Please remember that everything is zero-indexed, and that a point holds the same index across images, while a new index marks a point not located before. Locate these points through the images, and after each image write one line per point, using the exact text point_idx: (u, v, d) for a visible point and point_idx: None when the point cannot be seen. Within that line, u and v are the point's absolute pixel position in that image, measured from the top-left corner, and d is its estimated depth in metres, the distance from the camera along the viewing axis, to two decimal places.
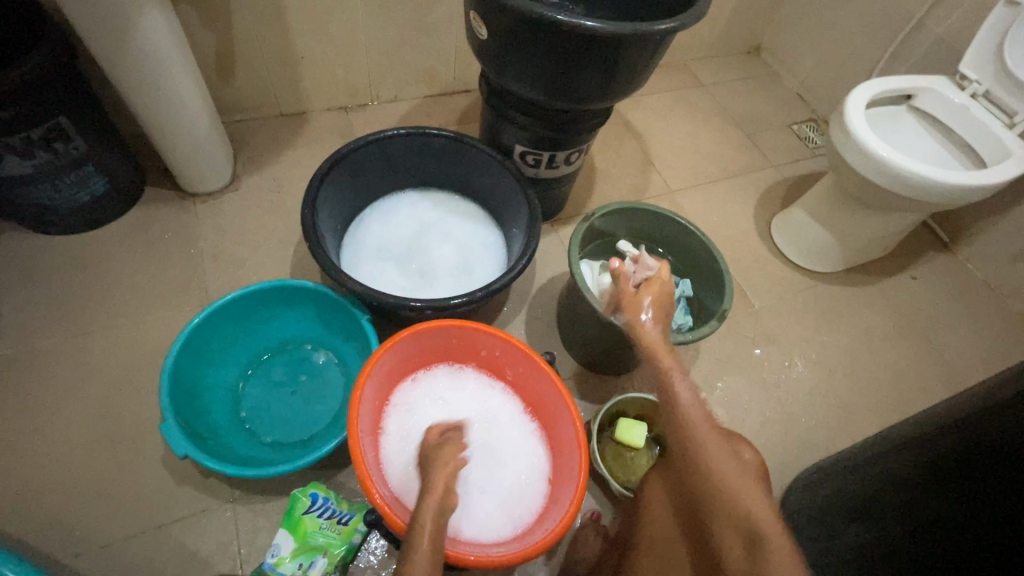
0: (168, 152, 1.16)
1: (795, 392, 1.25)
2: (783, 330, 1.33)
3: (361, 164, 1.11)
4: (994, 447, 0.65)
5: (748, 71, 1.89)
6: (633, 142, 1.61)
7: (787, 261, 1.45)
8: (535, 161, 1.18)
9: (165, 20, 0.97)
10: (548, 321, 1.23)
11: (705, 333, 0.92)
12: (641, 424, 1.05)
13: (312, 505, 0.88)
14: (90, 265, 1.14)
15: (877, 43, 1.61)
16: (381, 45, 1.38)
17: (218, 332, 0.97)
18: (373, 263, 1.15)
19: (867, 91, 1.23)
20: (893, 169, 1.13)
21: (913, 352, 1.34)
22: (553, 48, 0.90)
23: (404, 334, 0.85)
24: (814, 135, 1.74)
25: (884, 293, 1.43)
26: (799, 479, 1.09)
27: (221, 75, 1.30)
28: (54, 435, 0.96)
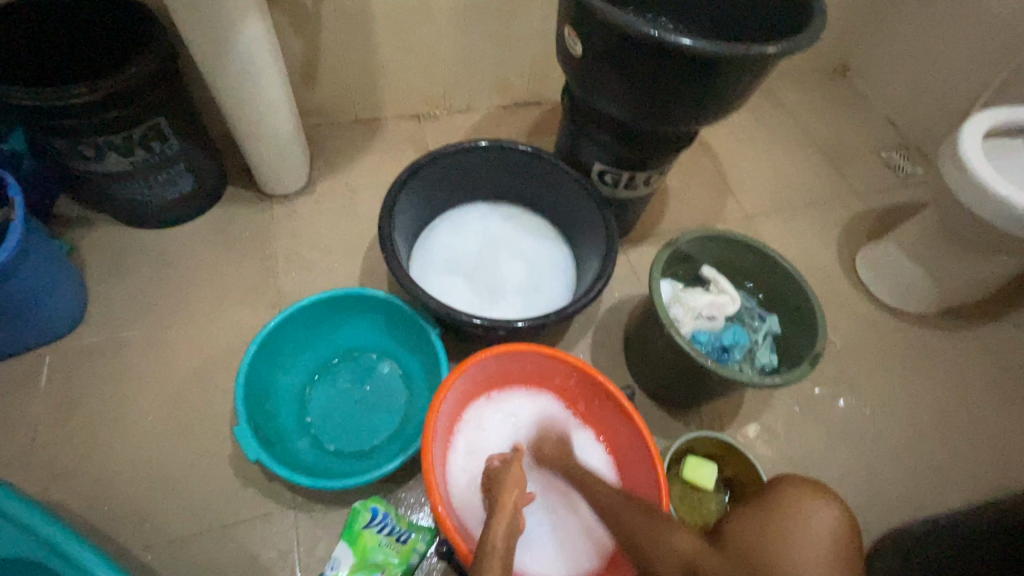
0: (253, 155, 1.19)
1: (879, 443, 1.16)
2: (868, 374, 1.24)
3: (437, 175, 1.10)
4: None
5: (833, 92, 1.79)
6: (708, 163, 1.54)
7: (874, 298, 1.35)
8: (614, 180, 1.14)
9: (263, 29, 1.00)
10: (614, 347, 1.19)
11: (797, 377, 0.86)
12: (710, 465, 1.00)
13: (372, 519, 0.87)
14: (174, 260, 1.18)
15: (986, 67, 1.48)
16: (459, 56, 1.37)
17: (290, 337, 0.98)
18: (442, 276, 1.14)
19: (982, 121, 1.13)
20: (1012, 209, 1.02)
21: (1016, 410, 1.22)
22: (648, 67, 0.87)
23: (481, 356, 0.82)
24: (906, 163, 1.62)
25: (983, 341, 1.31)
26: (885, 542, 1.00)
27: (305, 80, 1.33)
28: (132, 425, 0.99)
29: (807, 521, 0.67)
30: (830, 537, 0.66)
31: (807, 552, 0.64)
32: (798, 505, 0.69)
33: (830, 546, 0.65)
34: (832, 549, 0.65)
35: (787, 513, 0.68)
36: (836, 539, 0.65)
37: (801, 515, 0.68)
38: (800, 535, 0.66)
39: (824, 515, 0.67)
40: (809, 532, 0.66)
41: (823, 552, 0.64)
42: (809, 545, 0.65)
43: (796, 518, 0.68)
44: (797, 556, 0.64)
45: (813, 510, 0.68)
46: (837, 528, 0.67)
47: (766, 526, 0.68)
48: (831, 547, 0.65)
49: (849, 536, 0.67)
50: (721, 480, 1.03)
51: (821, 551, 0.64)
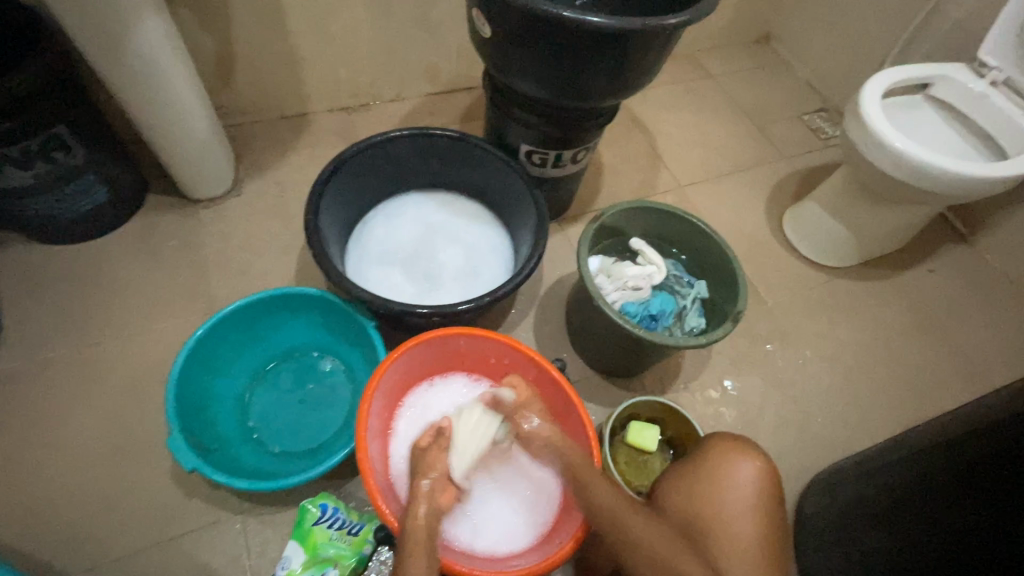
0: (170, 159, 1.15)
1: (810, 390, 1.23)
2: (797, 327, 1.30)
3: (364, 167, 1.09)
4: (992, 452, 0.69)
5: (757, 60, 1.85)
6: (640, 136, 1.57)
7: (800, 256, 1.42)
8: (542, 160, 1.16)
9: (162, 26, 0.96)
10: (557, 323, 1.22)
11: (720, 336, 0.90)
12: (652, 427, 1.03)
13: (321, 515, 0.86)
14: (95, 275, 1.13)
15: (891, 28, 1.56)
16: (382, 44, 1.35)
17: (224, 342, 0.96)
18: (379, 268, 1.14)
19: (883, 80, 1.20)
20: (912, 162, 1.09)
21: (932, 348, 1.31)
22: (558, 45, 0.88)
23: (410, 345, 0.83)
24: (826, 125, 1.70)
25: (900, 287, 1.39)
26: (816, 481, 1.07)
27: (221, 78, 1.28)
28: (63, 448, 0.96)
29: (730, 475, 0.76)
30: (751, 489, 0.75)
31: (730, 503, 0.74)
32: (726, 462, 0.77)
33: (751, 497, 0.74)
34: (752, 499, 0.74)
35: (717, 470, 0.77)
36: (757, 489, 0.75)
37: (727, 469, 0.76)
38: (726, 489, 0.75)
39: (745, 470, 0.76)
40: (734, 486, 0.75)
41: (745, 502, 0.74)
42: (732, 498, 0.74)
43: (726, 475, 0.76)
44: (722, 509, 0.74)
45: (737, 465, 0.76)
46: (759, 480, 0.75)
47: (698, 484, 0.76)
48: (751, 497, 0.74)
49: (767, 484, 0.76)
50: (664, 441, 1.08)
51: (744, 502, 0.74)
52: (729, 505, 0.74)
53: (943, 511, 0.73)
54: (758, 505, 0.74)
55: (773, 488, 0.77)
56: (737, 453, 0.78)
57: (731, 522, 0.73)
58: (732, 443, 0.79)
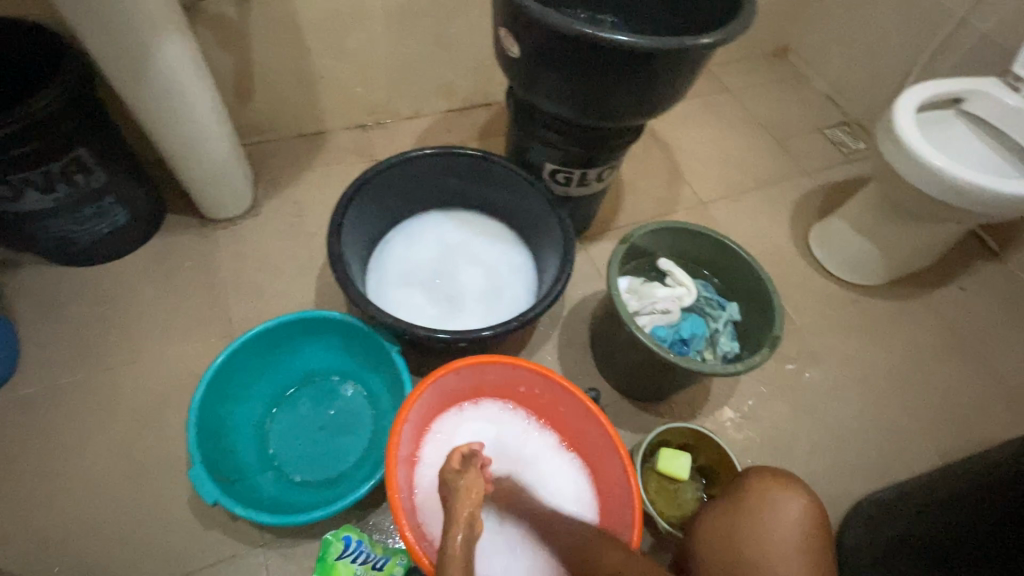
0: (189, 180, 1.13)
1: (842, 414, 1.19)
2: (827, 348, 1.27)
3: (385, 187, 1.07)
4: None
5: (775, 74, 1.83)
6: (660, 152, 1.55)
7: (827, 273, 1.39)
8: (566, 178, 1.13)
9: (185, 47, 0.95)
10: (581, 345, 1.19)
11: (757, 363, 0.87)
12: (684, 455, 1.00)
13: (345, 549, 0.84)
14: (112, 297, 1.11)
15: (914, 41, 1.54)
16: (400, 62, 1.34)
17: (244, 369, 0.94)
18: (400, 290, 1.11)
19: (914, 95, 1.17)
20: (947, 179, 1.06)
21: (967, 369, 1.27)
22: (588, 65, 0.86)
23: (440, 373, 0.80)
24: (848, 139, 1.67)
25: (931, 306, 1.36)
26: (855, 511, 1.03)
27: (240, 98, 1.27)
28: (79, 477, 0.93)
29: (775, 513, 0.74)
30: (797, 528, 0.73)
31: (774, 543, 0.72)
32: (770, 498, 0.75)
33: (796, 536, 0.72)
34: (798, 539, 0.72)
35: (758, 507, 0.75)
36: (803, 527, 0.73)
37: (769, 506, 0.74)
38: (768, 527, 0.73)
39: (789, 506, 0.74)
40: (777, 524, 0.73)
41: (790, 543, 0.72)
42: (778, 538, 0.72)
43: (768, 514, 0.74)
44: (766, 549, 0.72)
45: (782, 502, 0.74)
46: (804, 518, 0.73)
47: (738, 522, 0.75)
48: (797, 536, 0.72)
49: (813, 522, 0.74)
50: (694, 468, 1.04)
51: (789, 541, 0.72)
52: (774, 544, 0.72)
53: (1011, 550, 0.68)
54: (803, 545, 0.72)
55: (818, 526, 0.75)
56: (780, 489, 0.76)
57: (775, 563, 0.71)
58: (775, 482, 0.76)
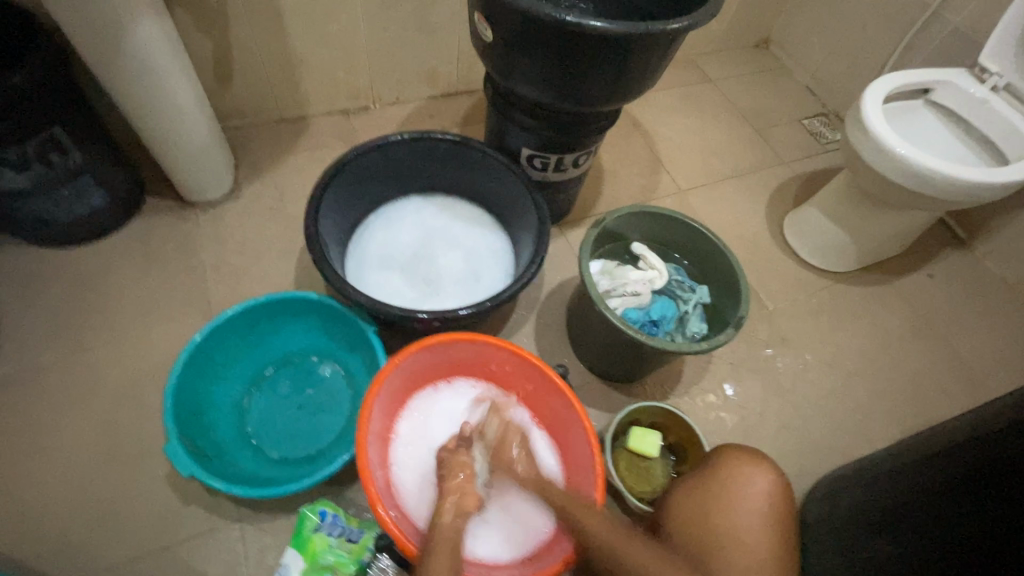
0: (168, 162, 1.14)
1: (810, 395, 1.22)
2: (798, 332, 1.30)
3: (364, 171, 1.08)
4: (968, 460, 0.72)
5: (756, 65, 1.85)
6: (640, 141, 1.57)
7: (800, 260, 1.42)
8: (543, 164, 1.15)
9: (160, 27, 0.95)
10: (557, 328, 1.21)
11: (722, 342, 0.89)
12: (654, 432, 1.03)
13: (321, 522, 0.86)
14: (91, 278, 1.12)
15: (890, 33, 1.56)
16: (382, 47, 1.35)
17: (222, 348, 0.95)
18: (378, 272, 1.13)
19: (884, 85, 1.19)
20: (912, 167, 1.09)
21: (932, 353, 1.31)
22: (561, 50, 0.87)
23: (412, 350, 0.82)
24: (825, 130, 1.70)
25: (899, 292, 1.39)
26: (818, 487, 1.07)
27: (220, 81, 1.27)
28: (57, 454, 0.94)
29: (746, 487, 0.77)
30: (764, 501, 0.76)
31: (742, 514, 0.75)
32: (740, 474, 0.78)
33: (763, 509, 0.75)
34: (765, 511, 0.75)
35: (727, 480, 0.78)
36: (770, 501, 0.76)
37: (738, 480, 0.77)
38: (736, 500, 0.76)
39: (758, 482, 0.77)
40: (746, 497, 0.76)
41: (757, 515, 0.75)
42: (746, 510, 0.75)
43: (737, 488, 0.77)
44: (734, 519, 0.75)
45: (752, 477, 0.77)
46: (772, 492, 0.76)
47: (709, 495, 0.77)
48: (763, 509, 0.75)
49: (780, 497, 0.77)
50: (665, 446, 1.07)
51: (755, 514, 0.75)
52: (742, 515, 0.75)
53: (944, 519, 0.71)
54: (769, 518, 0.75)
55: (785, 502, 0.78)
56: (752, 465, 0.79)
57: (743, 532, 0.74)
58: (747, 458, 0.79)
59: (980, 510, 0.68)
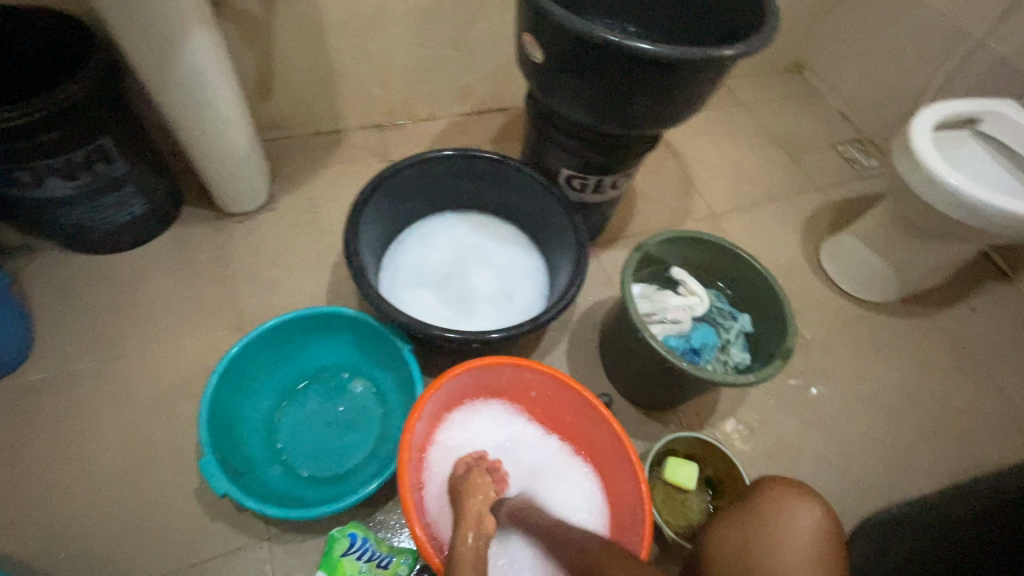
0: (208, 173, 1.15)
1: (849, 429, 1.18)
2: (835, 363, 1.27)
3: (403, 187, 1.08)
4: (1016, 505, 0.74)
5: (788, 89, 1.84)
6: (673, 163, 1.56)
7: (837, 289, 1.39)
8: (581, 184, 1.14)
9: (211, 41, 0.96)
10: (590, 351, 1.19)
11: (769, 374, 0.86)
12: (690, 464, 0.99)
13: (351, 545, 0.84)
14: (127, 287, 1.12)
15: (930, 61, 1.54)
16: (420, 64, 1.35)
17: (256, 361, 0.94)
18: (412, 289, 1.12)
19: (930, 114, 1.17)
20: (962, 198, 1.06)
21: (975, 389, 1.27)
22: (610, 73, 0.87)
23: (455, 372, 0.80)
24: (861, 156, 1.68)
25: (941, 325, 1.36)
26: (862, 528, 1.02)
27: (260, 94, 1.29)
28: (87, 465, 0.94)
29: (790, 523, 0.71)
30: (812, 539, 0.70)
31: (789, 554, 0.69)
32: (783, 509, 0.72)
33: (811, 547, 0.69)
34: (813, 550, 0.69)
35: (773, 516, 0.72)
36: (819, 536, 0.70)
37: (784, 518, 0.71)
38: (783, 537, 0.70)
39: (802, 516, 0.71)
40: (791, 534, 0.70)
41: (805, 553, 0.69)
42: (792, 548, 0.69)
43: (781, 524, 0.71)
44: (783, 557, 0.69)
45: (795, 510, 0.72)
46: (818, 530, 0.70)
47: (752, 533, 0.72)
48: (810, 547, 0.69)
49: (831, 534, 0.71)
50: (702, 479, 1.03)
51: (804, 551, 0.69)
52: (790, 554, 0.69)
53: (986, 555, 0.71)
54: (820, 560, 0.69)
55: (837, 541, 0.71)
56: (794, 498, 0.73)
57: (791, 572, 0.67)
58: (790, 492, 0.74)
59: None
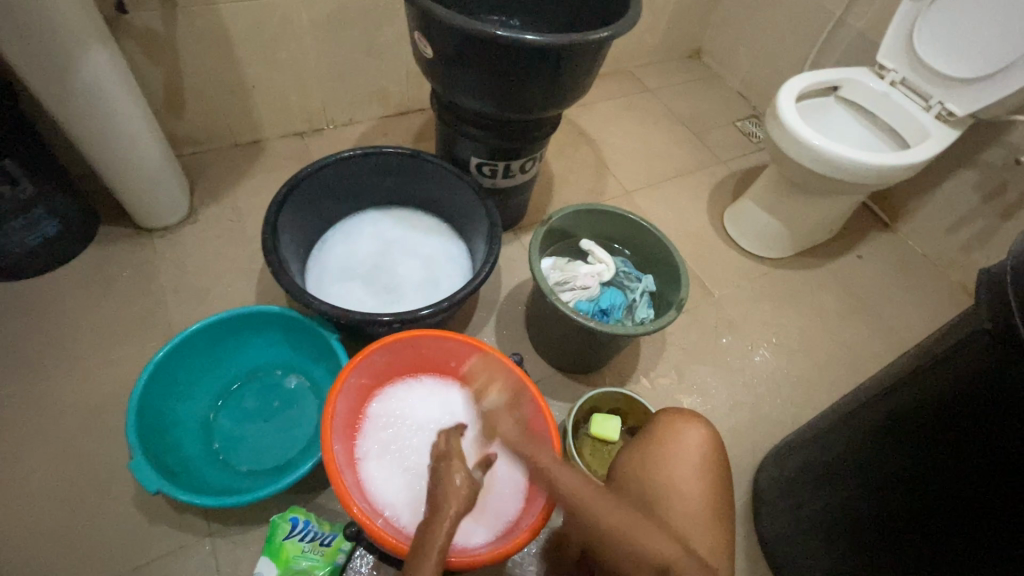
0: (122, 190, 1.15)
1: (758, 372, 1.31)
2: (743, 315, 1.39)
3: (320, 187, 1.12)
4: (860, 411, 0.84)
5: (690, 74, 1.99)
6: (587, 148, 1.66)
7: (741, 250, 1.52)
8: (491, 171, 1.21)
9: (107, 55, 0.97)
10: (517, 326, 1.26)
11: (667, 322, 0.96)
12: (614, 417, 1.07)
13: (293, 529, 0.87)
14: (46, 309, 1.11)
15: (805, 39, 1.71)
16: (332, 70, 1.40)
17: (185, 366, 0.96)
18: (340, 284, 1.16)
19: (796, 85, 1.31)
20: (826, 156, 1.20)
21: (865, 326, 1.42)
22: (497, 63, 0.94)
23: (373, 348, 0.86)
24: (757, 130, 1.84)
25: (833, 273, 1.51)
26: (767, 457, 1.13)
27: (172, 109, 1.30)
28: (16, 486, 0.93)
29: (679, 442, 0.79)
30: (698, 454, 0.78)
31: (677, 468, 0.76)
32: (674, 431, 0.80)
33: (697, 459, 0.77)
34: (699, 462, 0.77)
35: (666, 438, 0.80)
36: (706, 449, 0.78)
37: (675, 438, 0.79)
38: (675, 455, 0.78)
39: (692, 435, 0.79)
40: (680, 450, 0.78)
41: (693, 466, 0.76)
42: (683, 463, 0.77)
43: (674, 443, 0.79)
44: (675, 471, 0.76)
45: (684, 432, 0.80)
46: (705, 445, 0.79)
47: (649, 456, 0.79)
48: (699, 462, 0.77)
49: (716, 449, 0.80)
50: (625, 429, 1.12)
51: (693, 465, 0.77)
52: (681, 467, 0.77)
53: (862, 465, 0.82)
54: (706, 469, 0.77)
55: (720, 456, 0.80)
56: (684, 422, 0.81)
57: (683, 483, 0.75)
58: (679, 416, 0.82)
59: (931, 488, 0.71)
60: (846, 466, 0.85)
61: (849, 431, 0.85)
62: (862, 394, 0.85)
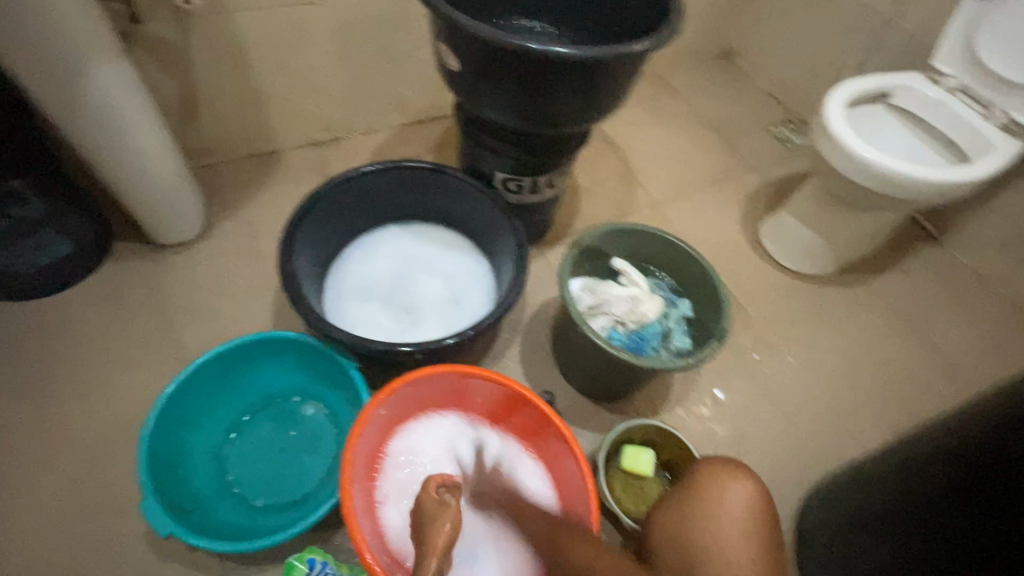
0: (135, 207, 1.11)
1: (798, 399, 1.23)
2: (780, 337, 1.31)
3: (338, 204, 1.07)
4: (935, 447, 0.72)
5: (721, 76, 1.90)
6: (613, 156, 1.59)
7: (778, 265, 1.44)
8: (517, 186, 1.15)
9: (118, 70, 0.93)
10: (542, 349, 1.20)
11: (707, 356, 0.89)
12: (647, 450, 1.02)
13: (310, 571, 0.82)
14: (58, 330, 1.08)
15: (847, 39, 1.61)
16: (350, 78, 1.34)
17: (198, 396, 0.92)
18: (358, 305, 1.11)
19: (843, 92, 1.23)
20: (878, 169, 1.11)
21: (913, 349, 1.33)
22: (526, 75, 0.87)
23: (395, 386, 0.80)
24: (793, 135, 1.74)
25: (877, 290, 1.42)
26: (811, 495, 1.06)
27: (186, 120, 1.26)
28: (26, 520, 0.90)
29: (723, 501, 0.73)
30: (744, 515, 0.72)
31: (724, 528, 0.71)
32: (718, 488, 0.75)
33: (743, 522, 0.72)
34: (745, 525, 0.72)
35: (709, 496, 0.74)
36: (749, 511, 0.73)
37: (718, 496, 0.74)
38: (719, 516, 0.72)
39: (737, 494, 0.74)
40: (725, 511, 0.73)
41: (740, 530, 0.71)
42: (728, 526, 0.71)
43: (718, 502, 0.73)
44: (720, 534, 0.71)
45: (729, 490, 0.74)
46: (751, 504, 0.73)
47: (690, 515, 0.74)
48: (745, 525, 0.72)
49: (764, 507, 0.74)
50: (658, 463, 1.06)
51: (741, 529, 0.71)
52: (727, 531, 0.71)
53: (932, 511, 0.70)
54: (752, 533, 0.71)
55: (768, 514, 0.74)
56: (729, 478, 0.76)
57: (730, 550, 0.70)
58: (725, 470, 0.76)
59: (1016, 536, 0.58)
60: (910, 511, 0.74)
61: (918, 471, 0.74)
62: (939, 427, 0.73)
